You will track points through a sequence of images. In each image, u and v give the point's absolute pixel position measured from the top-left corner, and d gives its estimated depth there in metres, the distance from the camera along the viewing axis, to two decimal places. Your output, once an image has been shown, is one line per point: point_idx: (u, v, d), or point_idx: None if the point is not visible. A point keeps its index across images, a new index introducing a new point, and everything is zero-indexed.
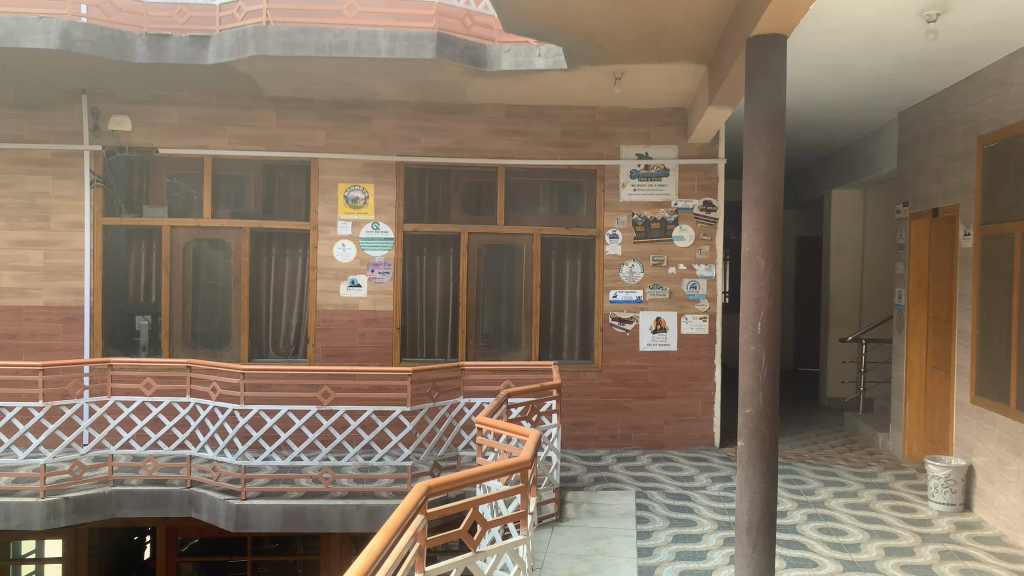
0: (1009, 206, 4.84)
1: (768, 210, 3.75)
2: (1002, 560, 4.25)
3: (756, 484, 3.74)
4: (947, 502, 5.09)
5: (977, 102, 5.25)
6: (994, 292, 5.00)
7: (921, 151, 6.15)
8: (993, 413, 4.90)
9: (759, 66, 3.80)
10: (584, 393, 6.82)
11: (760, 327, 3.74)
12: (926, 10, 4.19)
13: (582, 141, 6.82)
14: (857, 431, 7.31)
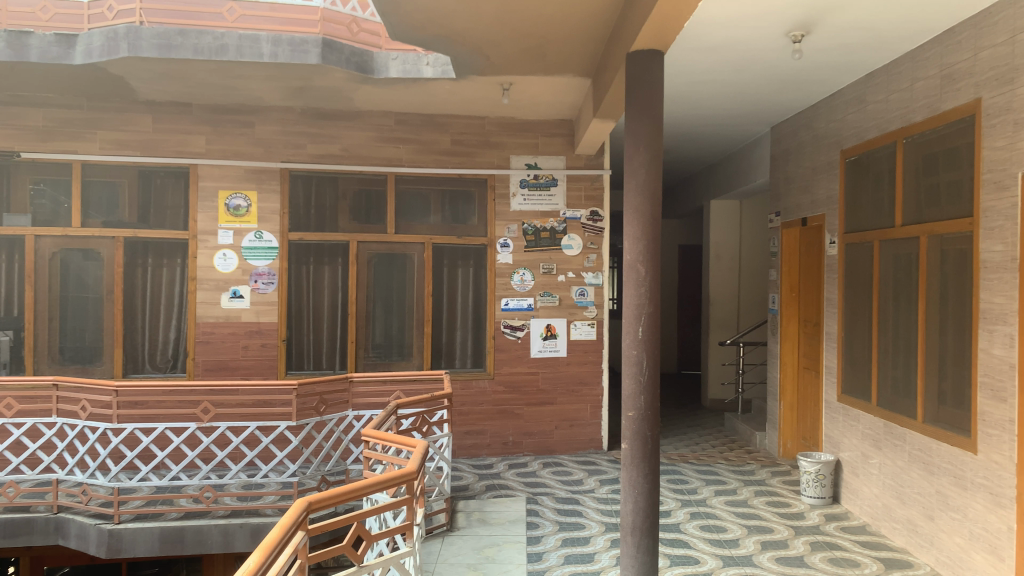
0: (868, 216, 5.19)
1: (648, 219, 3.88)
2: (865, 548, 4.53)
3: (640, 485, 3.84)
4: (818, 495, 5.37)
5: (839, 118, 5.60)
6: (856, 297, 5.34)
7: (791, 164, 6.50)
8: (857, 410, 5.22)
9: (637, 79, 3.93)
10: (475, 402, 6.82)
11: (641, 332, 3.86)
12: (791, 31, 4.44)
13: (472, 150, 6.86)
14: (737, 431, 7.63)
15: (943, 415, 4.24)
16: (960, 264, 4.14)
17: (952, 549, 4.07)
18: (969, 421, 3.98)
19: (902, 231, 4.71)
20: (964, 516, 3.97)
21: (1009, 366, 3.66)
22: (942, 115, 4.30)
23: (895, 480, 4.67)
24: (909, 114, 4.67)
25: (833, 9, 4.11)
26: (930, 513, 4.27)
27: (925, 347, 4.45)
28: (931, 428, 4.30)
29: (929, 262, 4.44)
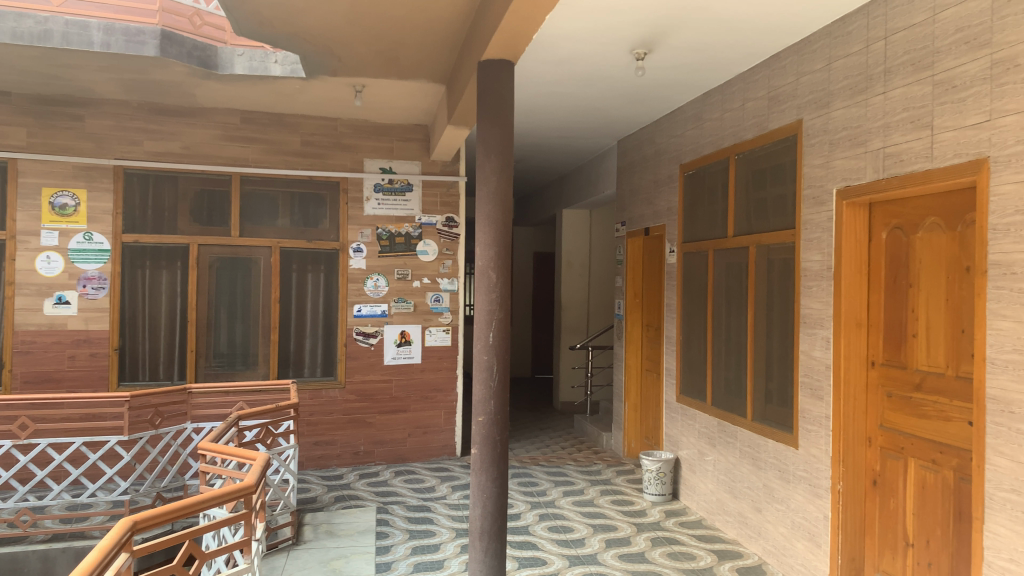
0: (705, 227, 5.49)
1: (499, 225, 3.92)
2: (701, 541, 4.78)
3: (489, 489, 3.87)
4: (659, 493, 5.61)
5: (679, 134, 5.90)
6: (694, 303, 5.63)
7: (636, 176, 6.78)
8: (693, 409, 5.51)
9: (488, 88, 3.97)
10: (325, 411, 6.64)
11: (492, 338, 3.89)
12: (635, 48, 4.64)
13: (323, 152, 6.69)
14: (585, 432, 7.86)
15: (770, 412, 4.54)
16: (783, 272, 4.46)
17: (776, 539, 4.36)
18: (791, 417, 4.29)
19: (734, 241, 5.02)
20: (787, 507, 4.26)
21: (825, 366, 3.98)
22: (769, 134, 4.62)
23: (728, 476, 4.95)
24: (740, 132, 4.99)
25: (673, 30, 4.32)
26: (758, 505, 4.56)
27: (754, 349, 4.77)
28: (758, 425, 4.60)
29: (757, 271, 4.75)
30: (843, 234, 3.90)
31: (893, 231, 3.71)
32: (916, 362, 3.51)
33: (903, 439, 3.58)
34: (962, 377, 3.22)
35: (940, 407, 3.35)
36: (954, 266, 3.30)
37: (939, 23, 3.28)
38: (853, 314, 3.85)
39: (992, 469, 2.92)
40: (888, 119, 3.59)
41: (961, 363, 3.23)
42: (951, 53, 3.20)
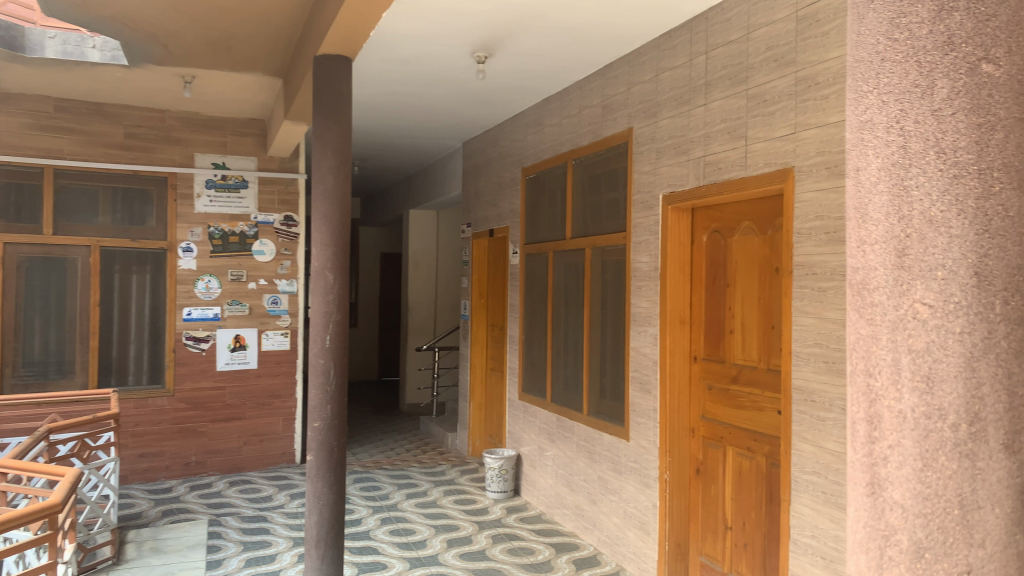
0: (545, 228, 5.63)
1: (336, 225, 3.84)
2: (540, 535, 4.90)
3: (325, 496, 3.78)
4: (501, 490, 5.71)
5: (521, 138, 6.02)
6: (535, 303, 5.75)
7: (480, 178, 6.84)
8: (534, 407, 5.64)
9: (325, 85, 3.87)
10: (151, 421, 6.26)
11: (329, 340, 3.81)
12: (476, 51, 4.67)
13: (150, 146, 6.29)
14: (430, 434, 7.84)
15: (604, 407, 4.72)
16: (616, 273, 4.65)
17: (610, 529, 4.53)
18: (622, 410, 4.48)
19: (571, 243, 5.18)
20: (620, 498, 4.44)
21: (653, 361, 4.19)
22: (603, 141, 4.81)
23: (565, 470, 5.10)
24: (577, 138, 5.15)
25: (511, 36, 4.39)
26: (593, 498, 4.72)
27: (590, 347, 4.93)
28: (594, 420, 4.76)
29: (593, 272, 4.92)
30: (668, 237, 4.12)
31: (712, 234, 3.96)
32: (732, 356, 3.77)
33: (722, 429, 3.82)
34: (772, 369, 3.49)
35: (753, 398, 3.60)
36: (764, 267, 3.57)
37: (752, 41, 3.53)
38: (677, 311, 4.08)
39: (798, 454, 3.16)
40: (708, 130, 3.82)
41: (771, 356, 3.50)
42: (762, 69, 3.46)
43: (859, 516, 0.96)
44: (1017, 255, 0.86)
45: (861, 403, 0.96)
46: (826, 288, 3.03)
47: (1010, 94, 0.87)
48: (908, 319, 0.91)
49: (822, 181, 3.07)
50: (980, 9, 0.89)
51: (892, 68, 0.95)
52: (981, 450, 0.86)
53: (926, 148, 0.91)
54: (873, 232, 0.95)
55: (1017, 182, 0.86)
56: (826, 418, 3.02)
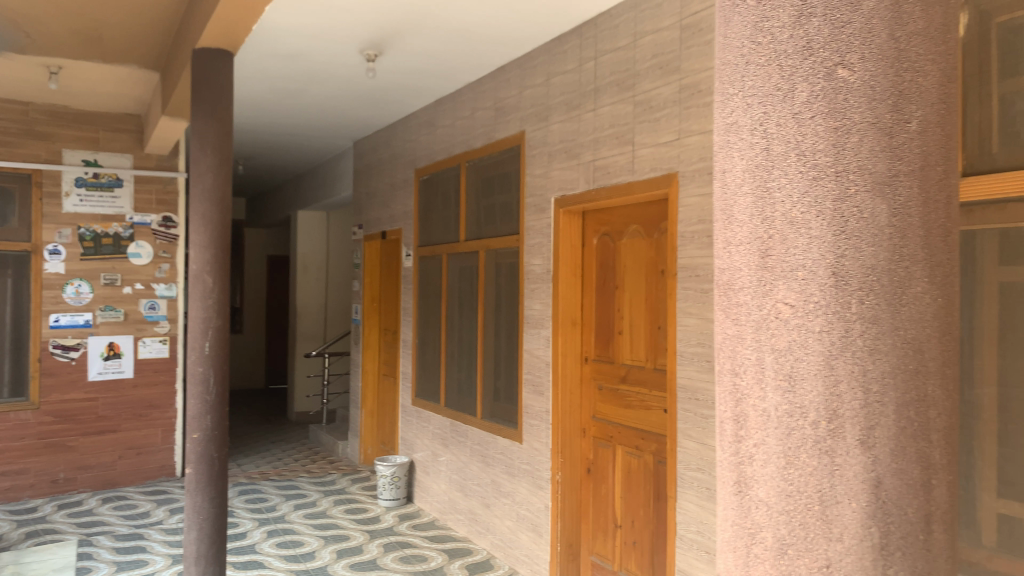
0: (437, 231, 5.58)
1: (215, 226, 3.67)
2: (433, 542, 4.84)
3: (205, 510, 3.60)
4: (393, 497, 5.62)
5: (413, 139, 5.95)
6: (428, 307, 5.69)
7: (371, 179, 6.72)
8: (427, 412, 5.57)
9: (204, 79, 3.70)
10: (14, 436, 5.82)
11: (208, 347, 3.63)
12: (365, 49, 4.56)
13: (11, 140, 5.86)
14: (321, 442, 7.64)
15: (497, 410, 4.71)
16: (510, 276, 4.65)
17: (503, 532, 4.53)
18: (515, 413, 4.49)
19: (464, 245, 5.15)
20: (513, 501, 4.44)
21: (545, 364, 4.21)
22: (496, 143, 4.80)
23: (459, 475, 5.06)
24: (470, 140, 5.13)
25: (401, 35, 4.33)
26: (486, 502, 4.70)
27: (483, 350, 4.91)
28: (487, 423, 4.75)
29: (486, 275, 4.91)
30: (559, 239, 4.14)
31: (602, 237, 4.01)
32: (621, 357, 3.82)
33: (612, 429, 3.88)
34: (659, 368, 3.56)
35: (641, 397, 3.67)
36: (651, 269, 3.64)
37: (639, 48, 3.60)
38: (569, 314, 4.11)
39: (683, 451, 3.24)
40: (597, 135, 3.87)
41: (658, 356, 3.57)
42: (648, 76, 3.53)
43: (728, 514, 0.93)
44: (873, 257, 0.82)
45: (728, 401, 0.93)
46: (709, 290, 3.12)
47: (866, 96, 0.83)
48: (771, 319, 0.87)
49: (704, 186, 3.16)
50: (839, 11, 0.84)
51: (755, 72, 0.90)
52: (840, 449, 0.82)
53: (786, 149, 0.86)
54: (738, 232, 0.91)
55: (872, 181, 0.83)
56: (709, 416, 3.10)
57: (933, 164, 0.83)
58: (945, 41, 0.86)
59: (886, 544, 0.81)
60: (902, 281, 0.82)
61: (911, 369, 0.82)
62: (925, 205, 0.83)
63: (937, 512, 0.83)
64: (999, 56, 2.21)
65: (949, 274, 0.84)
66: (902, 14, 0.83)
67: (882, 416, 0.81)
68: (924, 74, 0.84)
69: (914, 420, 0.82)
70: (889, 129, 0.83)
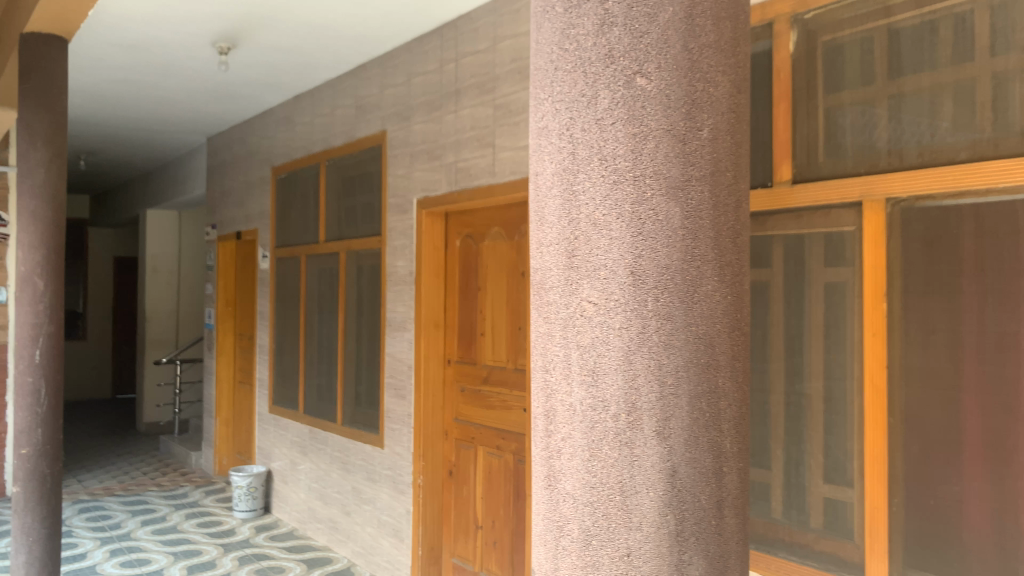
0: (296, 232, 5.42)
1: (47, 225, 3.39)
2: (291, 553, 4.69)
3: (35, 532, 3.33)
4: (249, 508, 5.41)
5: (271, 136, 5.75)
6: (286, 310, 5.52)
7: (226, 177, 6.45)
8: (285, 419, 5.39)
9: (34, 66, 3.41)
10: None
11: (39, 356, 3.35)
12: (217, 42, 4.36)
13: None
14: (172, 453, 7.25)
15: (358, 415, 4.62)
16: (371, 277, 4.57)
17: (364, 539, 4.45)
18: (376, 418, 4.42)
19: (324, 247, 5.02)
20: (373, 506, 4.37)
21: (406, 367, 4.16)
22: (356, 142, 4.71)
23: (319, 482, 4.93)
24: (330, 138, 5.01)
25: (256, 28, 4.17)
26: (346, 508, 4.60)
27: (344, 353, 4.81)
28: (348, 429, 4.65)
29: (347, 277, 4.81)
30: (421, 241, 4.11)
31: (464, 239, 4.02)
32: (483, 358, 3.84)
33: (473, 430, 3.89)
34: (518, 369, 3.61)
35: (502, 397, 3.70)
36: (511, 271, 3.68)
37: (498, 51, 3.63)
38: (431, 316, 4.09)
39: None
40: (458, 136, 3.88)
41: (518, 356, 3.62)
42: (507, 80, 3.57)
43: (540, 508, 0.95)
44: (668, 257, 0.86)
45: (540, 397, 0.95)
46: None
47: (662, 104, 0.87)
48: (576, 317, 0.89)
49: None
50: (638, 22, 0.88)
51: (562, 77, 0.92)
52: (640, 440, 0.86)
53: (590, 153, 0.89)
54: (548, 232, 0.93)
55: (667, 186, 0.87)
56: None
57: (722, 170, 0.89)
58: (734, 54, 0.91)
59: (682, 530, 0.86)
60: (695, 280, 0.87)
61: (703, 363, 0.88)
62: (716, 208, 0.88)
63: (728, 496, 0.90)
64: (824, 73, 2.38)
65: (738, 272, 0.91)
66: (695, 26, 0.88)
67: (676, 409, 0.86)
68: (715, 85, 0.89)
69: (705, 410, 0.87)
70: (683, 135, 0.87)
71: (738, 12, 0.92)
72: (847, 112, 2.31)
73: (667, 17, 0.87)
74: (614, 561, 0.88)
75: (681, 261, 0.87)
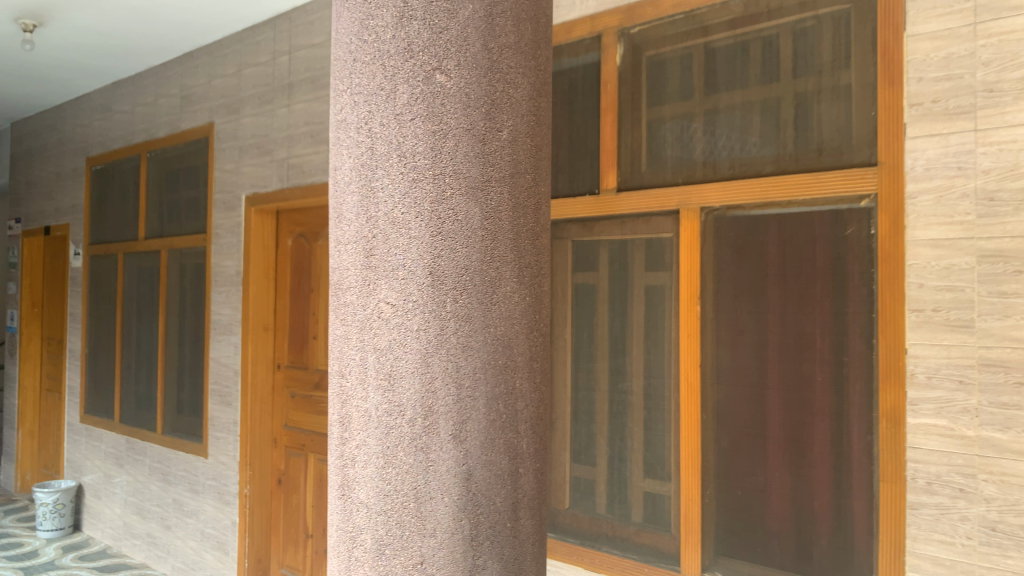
0: (113, 228, 5.03)
1: None
2: (103, 572, 4.34)
3: None
4: (55, 528, 4.96)
5: (85, 123, 5.32)
6: (100, 312, 5.11)
7: (32, 166, 5.89)
8: (98, 429, 4.99)
9: None
10: None
11: None
12: (20, 19, 3.97)
13: None
14: None
15: (180, 423, 4.35)
16: (196, 278, 4.32)
17: (185, 554, 4.19)
18: (200, 426, 4.18)
19: (144, 244, 4.70)
20: (196, 519, 4.12)
21: (233, 372, 3.96)
22: (180, 134, 4.44)
23: (136, 496, 4.59)
24: (151, 128, 4.69)
25: (65, 7, 3.83)
26: (166, 523, 4.32)
27: (165, 358, 4.51)
28: (168, 439, 4.36)
29: (168, 277, 4.52)
30: (250, 240, 3.92)
31: (296, 238, 3.88)
32: (315, 362, 3.72)
33: (304, 437, 3.76)
34: None
35: None
36: None
37: None
38: (260, 319, 3.91)
39: None
40: (291, 132, 3.74)
41: None
42: None
43: (333, 519, 0.97)
44: (467, 258, 0.89)
45: (337, 403, 0.96)
46: None
47: (461, 102, 0.89)
48: (373, 318, 0.91)
49: None
50: (438, 18, 0.89)
51: (361, 69, 0.93)
52: (435, 445, 0.89)
53: (389, 150, 0.90)
54: (347, 230, 0.94)
55: (466, 186, 0.89)
56: None
57: (520, 172, 0.92)
58: (533, 57, 0.94)
59: (476, 534, 0.90)
60: (493, 282, 0.90)
61: (499, 364, 0.91)
62: (514, 210, 0.92)
63: (522, 497, 0.94)
64: (646, 86, 2.49)
65: (535, 276, 0.95)
66: (495, 26, 0.90)
67: (473, 411, 0.89)
68: (513, 87, 0.92)
69: (502, 413, 0.91)
70: (482, 136, 0.89)
71: (538, 15, 0.95)
72: (667, 125, 2.43)
73: (466, 15, 0.89)
74: (406, 571, 0.90)
75: (480, 263, 0.90)
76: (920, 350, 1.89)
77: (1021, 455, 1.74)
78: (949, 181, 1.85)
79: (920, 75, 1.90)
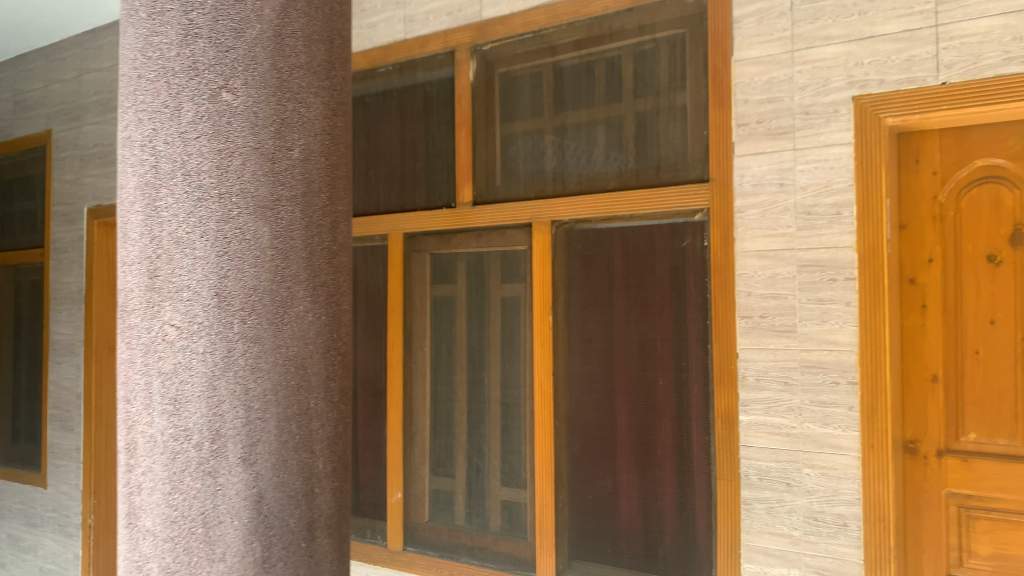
0: None
1: None
2: None
3: None
4: None
5: None
6: None
7: None
8: None
9: None
10: None
11: None
12: None
13: None
14: None
15: (15, 452, 4.04)
16: (33, 295, 4.04)
17: None
18: (39, 455, 3.90)
19: None
20: (35, 555, 3.84)
21: (74, 395, 3.72)
22: (14, 141, 4.15)
23: None
24: None
25: None
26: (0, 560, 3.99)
27: None
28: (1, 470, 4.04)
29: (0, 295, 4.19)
30: (93, 254, 3.71)
31: None
32: None
33: None
34: None
35: None
36: None
37: None
38: (106, 337, 3.70)
39: None
40: None
41: None
42: None
43: (121, 550, 0.94)
44: (256, 278, 0.89)
45: (123, 429, 0.94)
46: None
47: (249, 121, 0.89)
48: (157, 341, 0.89)
49: None
50: (224, 36, 0.89)
51: (145, 86, 0.91)
52: (224, 469, 0.88)
53: (173, 168, 0.89)
54: (130, 251, 0.92)
55: (254, 206, 0.89)
56: None
57: (313, 192, 0.93)
58: (327, 77, 0.95)
59: (269, 556, 0.89)
60: (284, 301, 0.90)
61: (291, 385, 0.91)
62: (308, 229, 0.92)
63: (319, 516, 0.94)
64: (499, 102, 2.54)
65: (332, 294, 0.95)
66: (284, 46, 0.90)
67: (264, 432, 0.89)
68: (306, 106, 0.92)
69: (296, 433, 0.91)
70: (271, 155, 0.90)
71: (331, 36, 0.96)
72: (519, 141, 2.49)
73: (252, 34, 0.89)
74: None
75: (271, 283, 0.90)
76: (750, 354, 2.02)
77: (839, 449, 1.88)
78: (774, 197, 1.99)
79: (745, 98, 2.04)
